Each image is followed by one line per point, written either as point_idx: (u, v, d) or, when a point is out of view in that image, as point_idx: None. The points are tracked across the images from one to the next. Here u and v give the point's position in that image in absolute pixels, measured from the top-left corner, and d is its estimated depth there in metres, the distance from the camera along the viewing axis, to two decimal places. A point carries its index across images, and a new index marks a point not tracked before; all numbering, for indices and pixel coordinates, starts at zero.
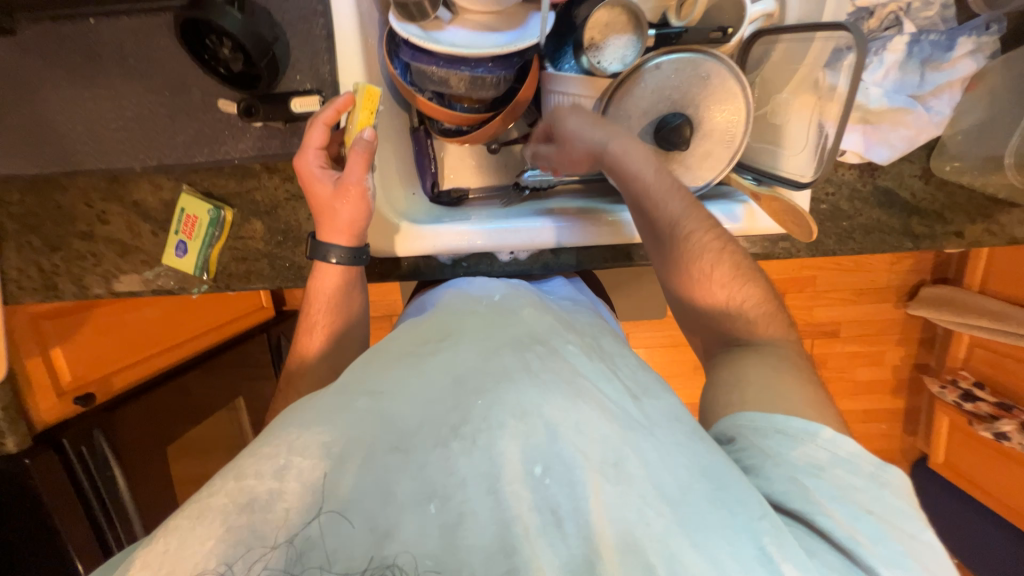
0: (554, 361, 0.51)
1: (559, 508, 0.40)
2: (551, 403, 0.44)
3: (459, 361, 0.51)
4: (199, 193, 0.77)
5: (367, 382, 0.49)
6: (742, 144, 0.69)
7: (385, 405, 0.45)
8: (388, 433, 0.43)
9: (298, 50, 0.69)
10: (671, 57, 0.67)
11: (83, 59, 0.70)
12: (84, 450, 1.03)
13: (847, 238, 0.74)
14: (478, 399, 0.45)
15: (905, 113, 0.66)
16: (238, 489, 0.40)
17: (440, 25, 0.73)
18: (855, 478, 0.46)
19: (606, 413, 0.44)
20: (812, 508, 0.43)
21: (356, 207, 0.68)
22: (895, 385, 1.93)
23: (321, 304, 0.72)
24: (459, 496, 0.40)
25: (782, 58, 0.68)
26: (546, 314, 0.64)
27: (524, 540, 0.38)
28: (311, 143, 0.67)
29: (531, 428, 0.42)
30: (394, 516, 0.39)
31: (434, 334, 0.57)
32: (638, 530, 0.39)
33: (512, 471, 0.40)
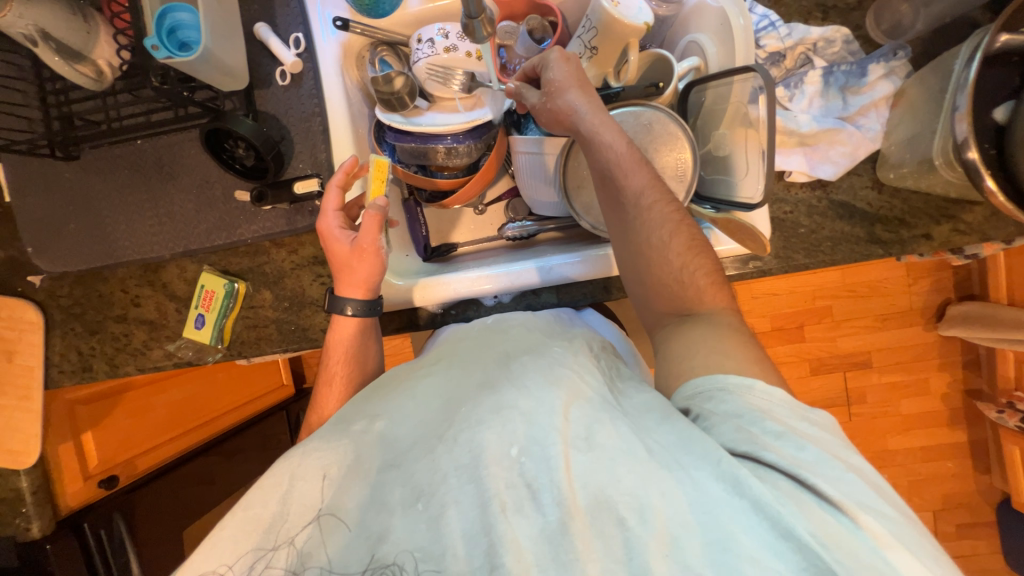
0: (540, 365, 0.55)
1: (533, 481, 0.45)
2: (525, 398, 0.49)
3: (449, 382, 0.57)
4: (219, 271, 0.87)
5: (366, 409, 0.56)
6: (693, 176, 0.76)
7: (379, 426, 0.52)
8: (382, 450, 0.50)
9: (300, 144, 0.82)
10: (616, 112, 0.77)
11: (130, 171, 0.85)
12: (103, 533, 1.05)
13: (816, 251, 0.77)
14: (463, 408, 0.51)
15: (836, 132, 0.72)
16: (247, 517, 0.48)
17: (419, 111, 0.85)
18: (794, 419, 0.48)
19: (579, 403, 0.49)
20: (756, 445, 0.45)
21: (370, 261, 0.73)
22: (947, 415, 1.77)
23: (338, 357, 0.74)
24: (442, 490, 0.46)
25: (712, 101, 0.76)
26: (534, 330, 0.67)
27: (500, 517, 0.43)
28: (330, 202, 0.75)
29: (510, 420, 0.48)
30: (386, 519, 0.46)
31: (427, 362, 0.63)
32: (608, 489, 0.43)
33: (493, 462, 0.46)
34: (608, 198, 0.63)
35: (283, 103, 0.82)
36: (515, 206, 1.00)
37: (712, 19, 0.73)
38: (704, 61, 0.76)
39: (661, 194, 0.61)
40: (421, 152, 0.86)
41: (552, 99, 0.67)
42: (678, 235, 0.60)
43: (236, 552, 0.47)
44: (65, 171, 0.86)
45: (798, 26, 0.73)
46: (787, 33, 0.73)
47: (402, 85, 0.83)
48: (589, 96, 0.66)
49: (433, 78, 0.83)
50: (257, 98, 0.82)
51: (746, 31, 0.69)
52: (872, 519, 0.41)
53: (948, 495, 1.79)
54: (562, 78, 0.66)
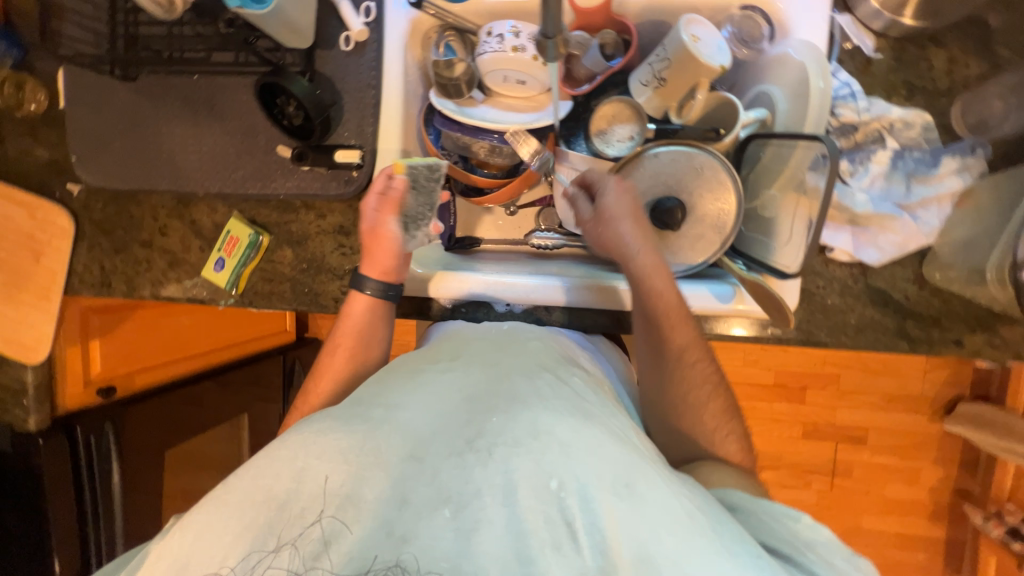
0: (567, 394, 0.54)
1: (575, 523, 0.43)
2: (562, 428, 0.48)
3: (472, 385, 0.55)
4: (246, 219, 0.89)
5: (385, 395, 0.54)
6: (732, 230, 0.74)
7: (398, 414, 0.51)
8: (404, 442, 0.48)
9: (349, 113, 0.83)
10: (668, 148, 0.76)
11: (181, 103, 0.86)
12: (92, 440, 1.08)
13: (839, 332, 0.74)
14: (492, 418, 0.50)
15: (891, 219, 0.69)
16: (257, 485, 0.48)
17: (474, 103, 0.84)
18: (842, 560, 0.48)
19: (616, 445, 0.48)
20: (803, 558, 0.47)
21: (382, 253, 0.75)
22: (931, 509, 1.74)
23: (350, 339, 0.74)
24: (473, 505, 0.44)
25: (770, 160, 0.73)
26: (552, 347, 0.67)
27: (537, 552, 0.42)
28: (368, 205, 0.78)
29: (546, 447, 0.46)
30: (410, 521, 0.44)
31: (444, 354, 0.62)
32: (652, 547, 0.42)
33: (527, 488, 0.44)
34: (646, 351, 0.72)
35: (342, 68, 0.82)
36: (547, 215, 0.99)
37: (791, 72, 0.70)
38: (771, 116, 0.73)
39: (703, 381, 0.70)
40: (465, 144, 0.84)
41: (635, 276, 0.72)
42: (700, 383, 0.70)
43: (243, 529, 0.46)
44: (120, 91, 0.87)
45: (879, 102, 0.70)
46: (865, 106, 0.70)
47: (462, 73, 0.81)
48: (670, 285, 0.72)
49: (498, 74, 0.82)
50: (317, 58, 0.82)
51: (823, 94, 0.65)
52: None
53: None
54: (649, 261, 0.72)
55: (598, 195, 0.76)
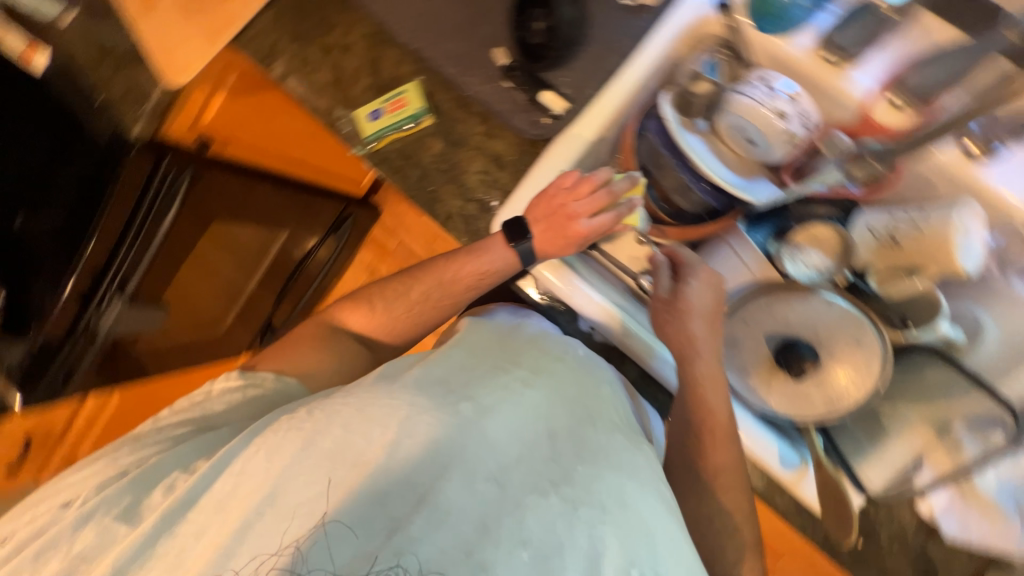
0: (643, 466, 0.54)
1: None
2: (648, 510, 0.49)
3: (553, 412, 0.54)
4: (424, 92, 0.85)
5: (470, 386, 0.53)
6: (841, 414, 0.69)
7: (484, 416, 0.50)
8: (489, 459, 0.48)
9: (580, 64, 0.79)
10: (846, 303, 0.70)
11: None
12: (170, 175, 1.07)
13: (862, 562, 0.71)
14: (579, 466, 0.50)
15: (999, 514, 0.63)
16: (345, 439, 0.48)
17: (693, 129, 0.75)
18: None
19: (684, 544, 0.51)
20: None
21: (561, 250, 0.73)
22: None
23: (468, 280, 0.75)
24: (558, 565, 0.44)
25: (932, 381, 0.68)
26: (622, 402, 0.64)
27: None
28: (569, 193, 0.72)
29: (631, 526, 0.47)
30: (493, 552, 0.43)
31: (524, 361, 0.60)
32: None
33: (614, 568, 0.44)
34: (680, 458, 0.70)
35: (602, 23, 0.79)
36: None
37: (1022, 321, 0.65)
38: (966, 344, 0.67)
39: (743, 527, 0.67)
40: (660, 163, 0.78)
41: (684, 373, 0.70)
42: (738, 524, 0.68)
43: (328, 484, 0.46)
44: None
45: None
46: None
47: (704, 93, 0.76)
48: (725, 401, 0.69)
49: (736, 119, 0.71)
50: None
51: None
52: None
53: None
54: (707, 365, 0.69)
55: (683, 279, 0.72)
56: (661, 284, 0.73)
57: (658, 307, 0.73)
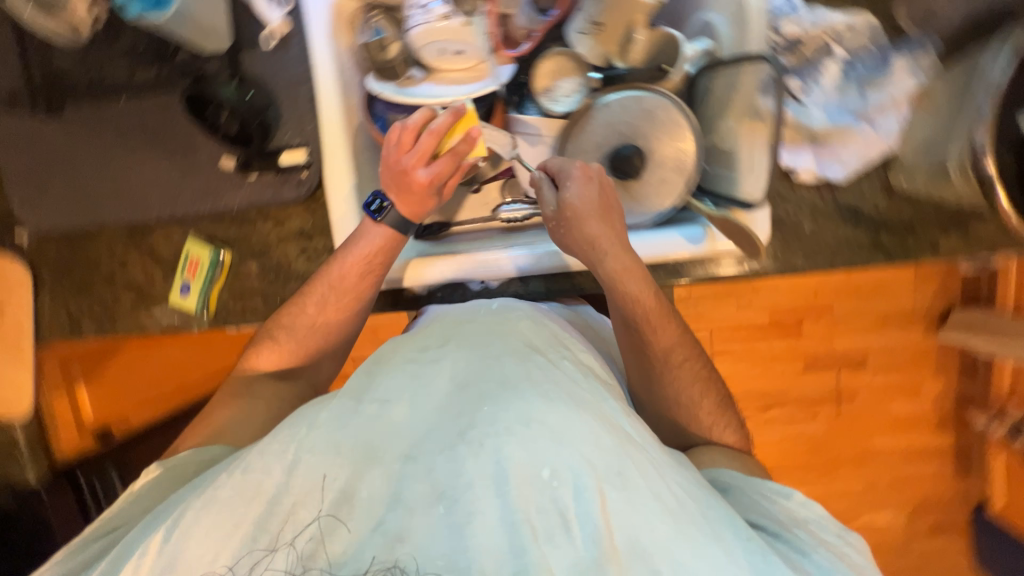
0: (557, 377, 0.53)
1: (568, 511, 0.44)
2: (556, 415, 0.48)
3: (465, 369, 0.54)
4: (204, 238, 0.85)
5: (377, 386, 0.53)
6: (694, 168, 0.72)
7: (393, 412, 0.50)
8: (400, 442, 0.48)
9: (287, 112, 0.80)
10: (618, 94, 0.75)
11: (114, 131, 0.83)
12: (95, 482, 1.11)
13: (815, 255, 0.74)
14: (484, 407, 0.49)
15: (850, 131, 0.70)
16: (246, 481, 0.48)
17: (413, 82, 0.79)
18: (829, 535, 0.57)
19: (608, 432, 0.48)
20: (793, 534, 0.55)
21: (419, 205, 0.76)
22: (935, 421, 1.59)
23: (360, 270, 0.76)
24: (468, 496, 0.45)
25: (721, 91, 0.72)
26: (543, 327, 0.66)
27: (533, 544, 0.43)
28: (398, 149, 0.74)
29: (538, 434, 0.47)
30: (403, 519, 0.44)
31: (435, 340, 0.60)
32: (643, 538, 0.44)
33: (521, 481, 0.45)
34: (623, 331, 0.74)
35: (270, 67, 0.79)
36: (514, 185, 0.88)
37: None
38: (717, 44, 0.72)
39: (688, 349, 0.74)
40: None
41: (597, 269, 0.72)
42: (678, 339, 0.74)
43: (234, 528, 0.45)
44: (46, 127, 0.83)
45: (818, 10, 0.69)
46: (808, 18, 0.69)
47: (397, 54, 0.77)
48: (640, 278, 0.70)
49: (432, 48, 0.75)
50: (243, 61, 0.79)
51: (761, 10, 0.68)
52: None
53: (936, 504, 1.62)
54: (610, 243, 0.70)
55: (562, 186, 0.71)
56: (547, 201, 0.73)
57: (553, 226, 0.73)
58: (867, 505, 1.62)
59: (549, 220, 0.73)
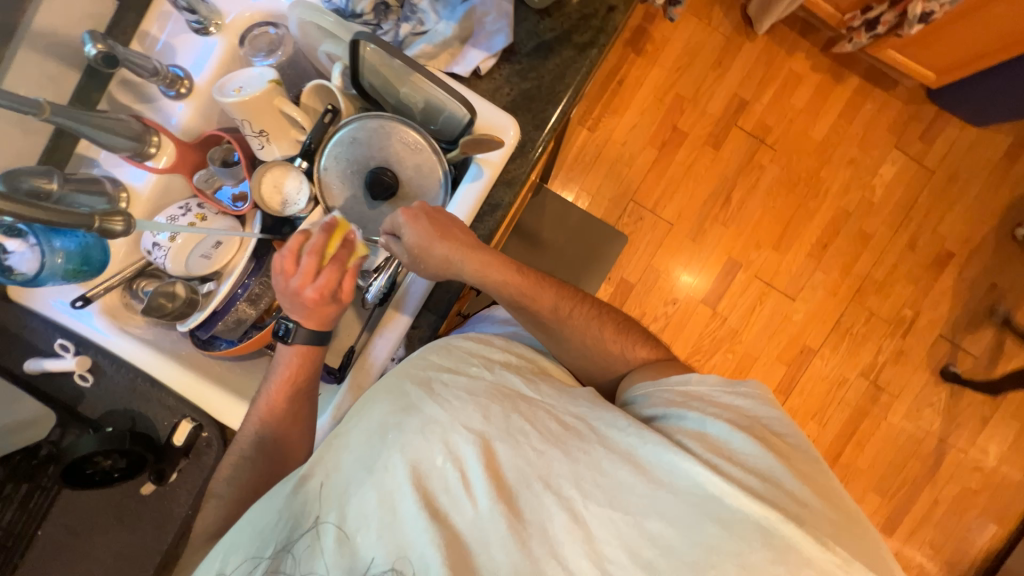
0: (461, 379, 0.59)
1: (459, 481, 0.53)
2: (449, 411, 0.55)
3: (380, 414, 0.57)
4: (192, 552, 0.86)
5: (309, 469, 0.58)
6: (423, 138, 0.79)
7: (325, 483, 0.56)
8: (330, 505, 0.54)
9: (148, 409, 0.83)
10: (326, 154, 0.81)
11: (49, 560, 0.82)
12: None
13: (555, 96, 0.79)
14: (392, 436, 0.55)
15: (473, 11, 0.76)
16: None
17: (211, 293, 0.86)
18: (724, 395, 0.63)
19: (501, 408, 0.56)
20: (691, 415, 0.60)
21: (323, 319, 0.76)
22: (826, 80, 1.60)
23: (287, 395, 0.76)
24: (383, 518, 0.52)
25: (377, 82, 0.79)
26: (448, 347, 0.64)
27: (432, 527, 0.51)
28: (285, 275, 0.74)
29: (435, 438, 0.54)
30: (342, 568, 0.52)
31: (353, 407, 0.61)
32: (535, 471, 0.53)
33: (419, 483, 0.52)
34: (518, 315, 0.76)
35: (106, 393, 0.83)
36: None
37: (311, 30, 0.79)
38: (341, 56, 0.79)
39: (571, 302, 0.76)
40: (236, 321, 0.83)
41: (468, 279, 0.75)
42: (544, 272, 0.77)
43: None
44: None
45: None
46: None
47: (183, 289, 0.85)
48: (500, 264, 0.74)
49: (193, 259, 0.82)
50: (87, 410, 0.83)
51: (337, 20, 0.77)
52: (736, 470, 0.53)
53: (909, 119, 1.58)
54: (460, 254, 0.73)
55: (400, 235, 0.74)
56: (399, 254, 0.76)
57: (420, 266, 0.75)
58: (863, 176, 1.59)
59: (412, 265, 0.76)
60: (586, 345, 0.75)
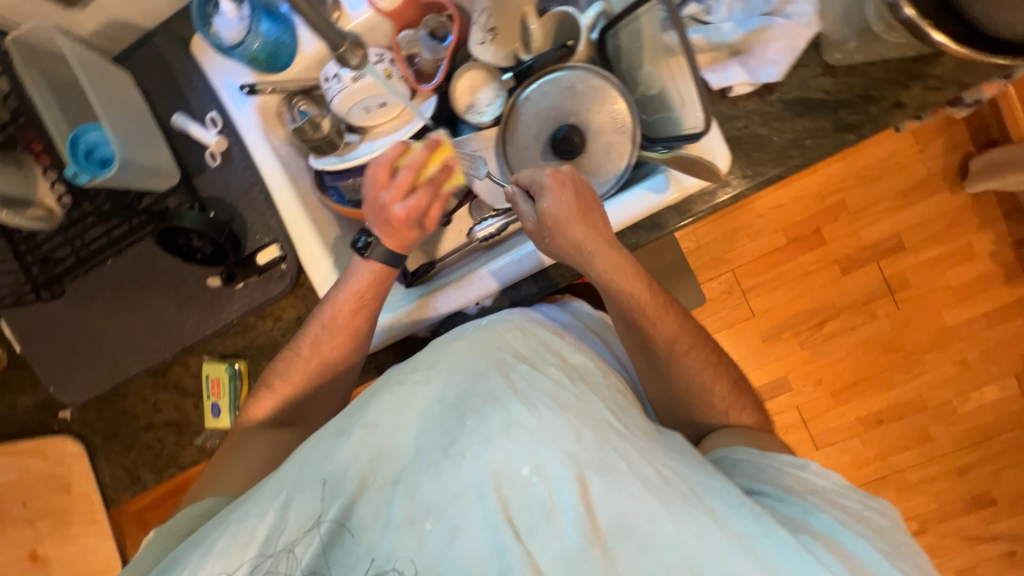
0: (543, 380, 0.56)
1: (549, 503, 0.48)
2: (535, 417, 0.51)
3: (450, 389, 0.56)
4: (218, 357, 0.91)
5: (360, 414, 0.55)
6: (633, 123, 0.73)
7: (380, 437, 0.53)
8: (389, 468, 0.52)
9: (250, 217, 0.84)
10: (535, 86, 0.77)
11: (110, 291, 0.89)
12: None
13: (784, 157, 0.71)
14: (467, 422, 0.52)
15: (767, 29, 0.69)
16: (238, 530, 0.51)
17: (352, 146, 0.83)
18: (853, 501, 0.56)
19: (588, 429, 0.51)
20: (808, 506, 0.54)
21: (404, 237, 0.76)
22: (1003, 274, 1.43)
23: (352, 309, 0.77)
24: (451, 507, 0.48)
25: (629, 43, 0.73)
26: (530, 330, 0.63)
27: (513, 539, 0.47)
28: (376, 184, 0.74)
29: (518, 440, 0.50)
30: (390, 538, 0.49)
31: (421, 361, 0.60)
32: (630, 517, 0.48)
33: (499, 482, 0.49)
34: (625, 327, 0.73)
35: (222, 183, 0.84)
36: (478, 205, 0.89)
37: None
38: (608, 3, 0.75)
39: (693, 337, 0.71)
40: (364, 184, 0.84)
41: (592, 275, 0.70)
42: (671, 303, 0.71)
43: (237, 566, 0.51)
44: (55, 309, 0.90)
45: None
46: None
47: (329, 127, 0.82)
48: (630, 274, 0.69)
49: (357, 109, 0.81)
50: (198, 186, 0.85)
51: None
52: None
53: None
54: (603, 257, 0.68)
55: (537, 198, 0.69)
56: (526, 214, 0.71)
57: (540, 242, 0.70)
58: (972, 383, 1.45)
59: (534, 236, 0.71)
60: (686, 388, 0.70)
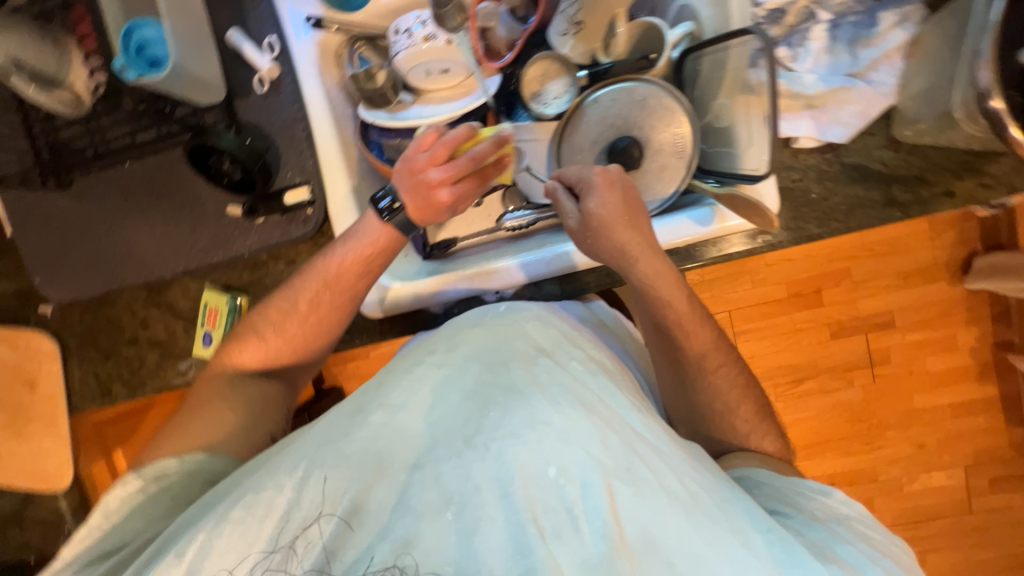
0: (567, 379, 0.56)
1: (575, 507, 0.48)
2: (560, 416, 0.51)
3: (468, 378, 0.56)
4: (219, 287, 0.87)
5: (381, 397, 0.55)
6: (694, 151, 0.73)
7: (400, 418, 0.53)
8: (407, 453, 0.51)
9: (286, 152, 0.82)
10: (608, 89, 0.75)
11: (121, 194, 0.84)
12: None
13: (829, 219, 0.72)
14: (490, 413, 0.52)
15: (846, 91, 0.70)
16: (258, 500, 0.51)
17: (404, 105, 0.81)
18: (864, 527, 0.58)
19: (613, 433, 0.51)
20: (825, 531, 0.56)
21: (432, 215, 0.74)
22: (976, 370, 1.48)
23: (358, 271, 0.74)
24: (474, 500, 0.48)
25: (709, 70, 0.73)
26: (552, 325, 0.64)
27: (539, 541, 0.46)
28: (419, 146, 0.72)
29: (545, 438, 0.50)
30: (412, 524, 0.47)
31: (442, 343, 0.61)
32: (656, 531, 0.47)
33: (526, 480, 0.48)
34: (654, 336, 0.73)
35: (265, 111, 0.81)
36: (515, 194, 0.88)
37: None
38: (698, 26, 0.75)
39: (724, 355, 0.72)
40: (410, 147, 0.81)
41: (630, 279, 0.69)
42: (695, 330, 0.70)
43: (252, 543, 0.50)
44: (59, 200, 0.86)
45: None
46: None
47: (385, 80, 0.78)
48: (666, 283, 0.68)
49: (420, 70, 0.79)
50: (239, 109, 0.82)
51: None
52: None
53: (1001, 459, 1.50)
54: (644, 268, 0.67)
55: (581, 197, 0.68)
56: (567, 211, 0.70)
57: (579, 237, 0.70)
58: (925, 464, 1.51)
59: (573, 233, 0.70)
60: (697, 407, 0.72)
